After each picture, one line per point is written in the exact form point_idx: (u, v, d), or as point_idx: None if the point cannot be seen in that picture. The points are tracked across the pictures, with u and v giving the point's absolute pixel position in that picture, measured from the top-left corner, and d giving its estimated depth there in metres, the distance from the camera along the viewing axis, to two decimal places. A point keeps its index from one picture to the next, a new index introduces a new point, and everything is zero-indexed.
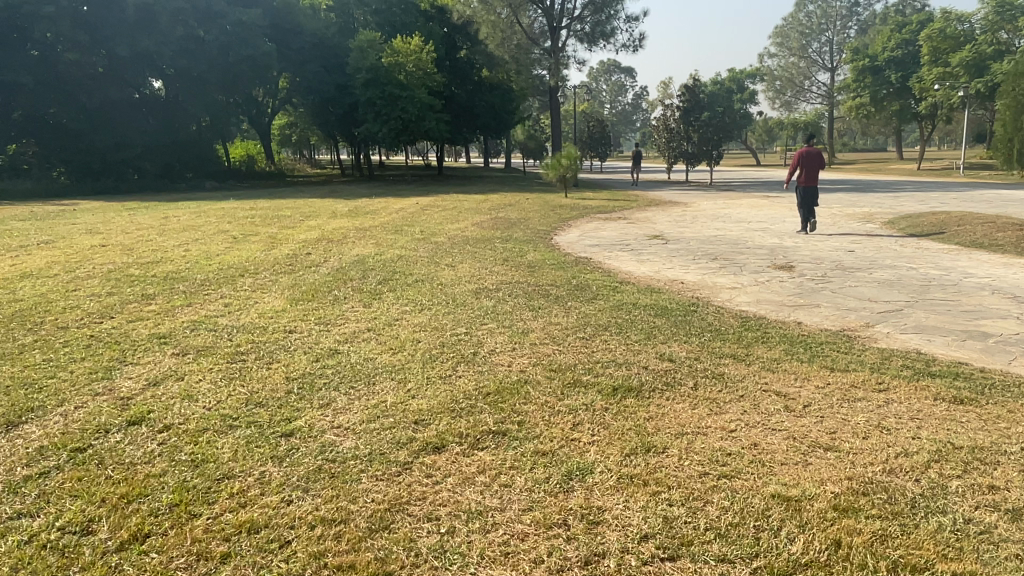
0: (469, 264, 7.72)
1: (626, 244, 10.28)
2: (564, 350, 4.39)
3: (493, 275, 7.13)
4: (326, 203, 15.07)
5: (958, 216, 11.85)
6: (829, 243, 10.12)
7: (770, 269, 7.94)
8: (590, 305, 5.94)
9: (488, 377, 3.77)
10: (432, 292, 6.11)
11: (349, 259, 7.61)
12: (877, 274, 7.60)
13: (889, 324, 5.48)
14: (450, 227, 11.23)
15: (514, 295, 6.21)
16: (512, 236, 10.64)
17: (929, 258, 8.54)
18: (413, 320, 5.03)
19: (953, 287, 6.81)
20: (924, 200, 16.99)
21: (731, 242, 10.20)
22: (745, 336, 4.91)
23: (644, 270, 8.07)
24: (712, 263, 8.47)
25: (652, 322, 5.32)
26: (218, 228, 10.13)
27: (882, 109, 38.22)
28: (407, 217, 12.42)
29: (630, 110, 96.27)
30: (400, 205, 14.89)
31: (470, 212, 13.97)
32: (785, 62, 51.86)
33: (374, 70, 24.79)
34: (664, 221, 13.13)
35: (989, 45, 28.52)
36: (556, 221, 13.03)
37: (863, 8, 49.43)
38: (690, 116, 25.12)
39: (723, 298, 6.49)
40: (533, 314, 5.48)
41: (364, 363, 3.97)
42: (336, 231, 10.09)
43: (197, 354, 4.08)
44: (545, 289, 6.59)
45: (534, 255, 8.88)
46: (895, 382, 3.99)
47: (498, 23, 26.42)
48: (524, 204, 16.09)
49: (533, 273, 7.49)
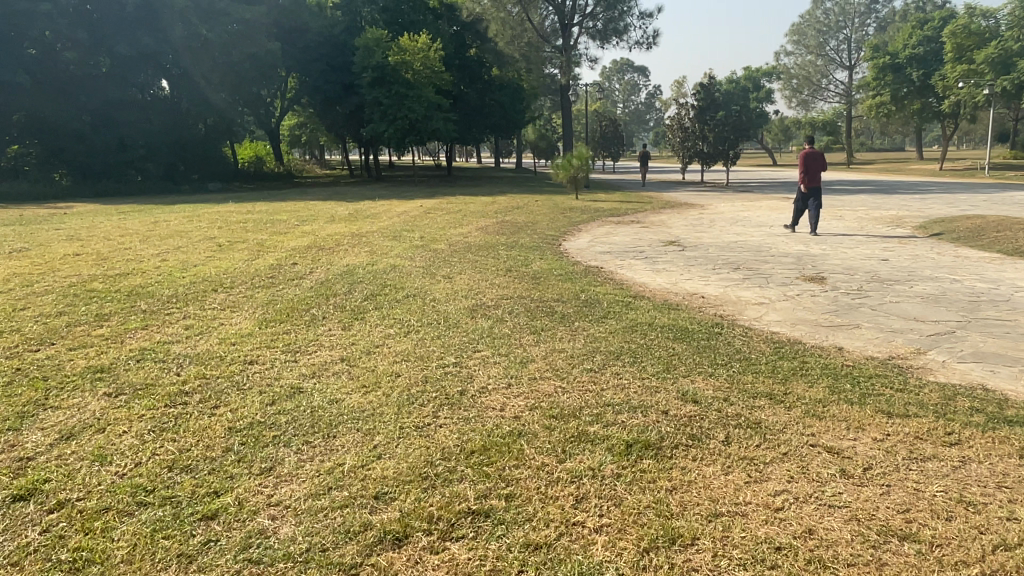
0: (467, 276, 7.05)
1: (639, 251, 9.59)
2: (568, 388, 3.70)
3: (494, 289, 6.47)
4: (326, 205, 14.47)
5: (997, 219, 11.04)
6: (858, 250, 9.40)
7: (798, 281, 7.24)
8: (599, 325, 5.26)
9: (474, 428, 3.11)
10: (423, 310, 5.46)
11: (337, 270, 6.98)
12: (918, 287, 6.87)
13: (943, 349, 4.76)
14: (452, 232, 10.60)
15: (514, 313, 5.54)
16: (518, 242, 9.98)
17: (972, 269, 7.81)
18: (396, 347, 4.37)
19: (1006, 303, 6.08)
20: (952, 203, 16.14)
21: (752, 249, 9.50)
22: (778, 368, 4.22)
23: (660, 281, 7.40)
24: (734, 273, 7.79)
25: (671, 348, 4.63)
26: (205, 235, 9.55)
27: (903, 108, 37.19)
28: (407, 221, 11.83)
29: (643, 110, 95.48)
30: (403, 208, 14.29)
31: (475, 215, 13.33)
32: (801, 60, 50.94)
33: (381, 69, 24.16)
34: (680, 225, 12.42)
35: (1016, 41, 27.12)
36: (565, 225, 12.41)
37: (882, 4, 48.35)
38: (705, 115, 24.40)
39: (750, 317, 5.80)
40: (536, 337, 4.81)
41: (327, 407, 3.32)
42: (330, 236, 9.48)
43: (132, 395, 3.44)
44: (548, 305, 5.92)
45: (541, 263, 8.24)
46: (968, 432, 3.27)
47: (508, 20, 25.92)
48: (532, 206, 15.42)
49: (537, 284, 6.83)
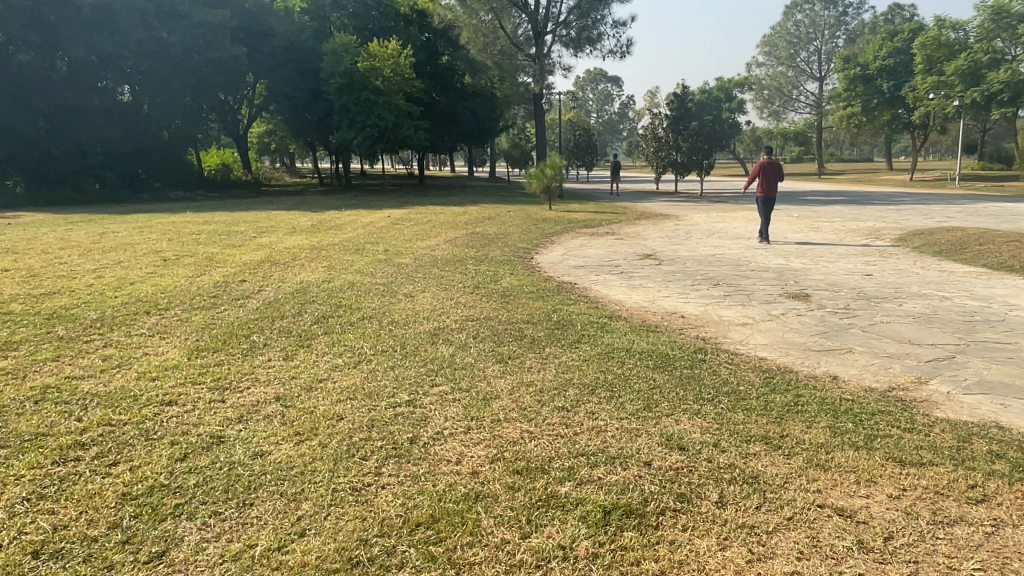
0: (431, 294, 6.55)
1: (615, 265, 9.18)
2: (536, 434, 3.21)
3: (459, 309, 5.98)
4: (289, 216, 13.92)
5: (977, 232, 10.82)
6: (841, 264, 9.06)
7: (782, 299, 6.86)
8: (571, 351, 4.78)
9: (424, 490, 2.60)
10: (379, 335, 4.94)
11: (288, 288, 6.43)
12: (908, 305, 6.51)
13: (946, 379, 4.37)
14: (419, 245, 10.09)
15: (478, 338, 5.03)
16: (487, 255, 9.51)
17: (959, 284, 7.50)
18: (342, 382, 3.85)
19: (1002, 323, 5.74)
20: (928, 214, 16.03)
21: (731, 263, 9.13)
22: (771, 405, 3.77)
23: (636, 299, 6.98)
24: (715, 290, 7.38)
25: (651, 380, 4.18)
26: (151, 248, 8.96)
27: (873, 119, 37.48)
28: (372, 233, 11.31)
29: (617, 120, 95.75)
30: (369, 219, 13.77)
31: (445, 226, 12.86)
32: (773, 71, 51.34)
33: (349, 75, 23.55)
34: (655, 238, 12.06)
35: (985, 53, 27.32)
36: (538, 237, 11.98)
37: (851, 16, 48.83)
38: (678, 124, 24.16)
39: (735, 340, 5.38)
40: (502, 368, 4.30)
41: (248, 464, 2.80)
42: (288, 250, 8.93)
43: (16, 450, 2.89)
44: (516, 327, 5.43)
45: (511, 279, 7.78)
46: (994, 484, 2.83)
47: (480, 28, 25.56)
48: (504, 217, 15.00)
49: (506, 304, 6.35)
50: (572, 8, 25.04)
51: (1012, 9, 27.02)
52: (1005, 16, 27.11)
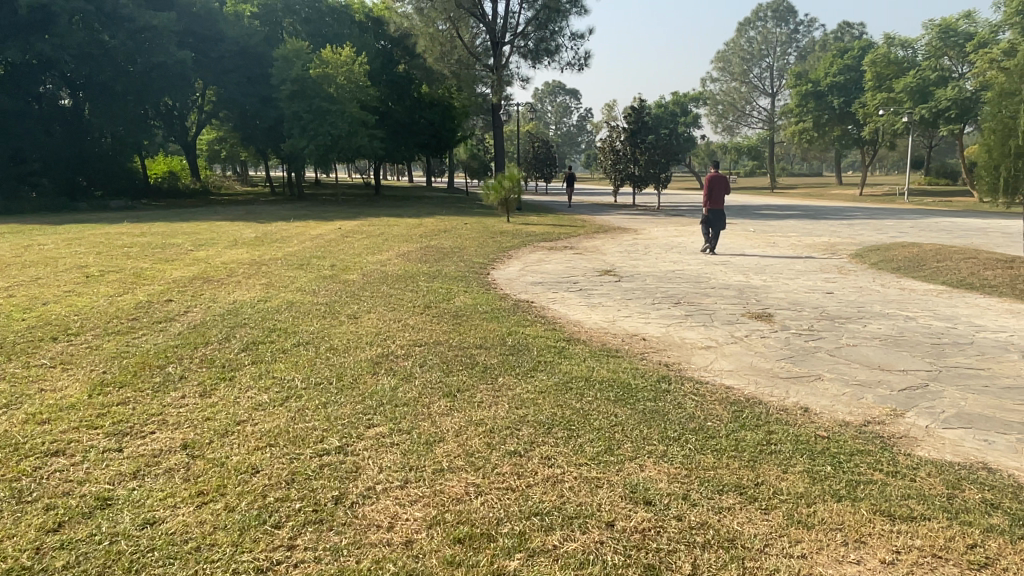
0: (376, 315, 6.09)
1: (573, 282, 8.85)
2: (483, 488, 2.81)
3: (406, 332, 5.53)
4: (233, 228, 13.32)
5: (934, 248, 10.82)
6: (802, 281, 8.89)
7: (745, 319, 6.59)
8: (526, 382, 4.37)
9: (344, 570, 2.19)
10: (313, 364, 4.48)
11: (219, 310, 5.93)
12: (873, 326, 6.30)
13: (923, 411, 4.10)
14: (369, 260, 9.62)
15: (425, 367, 4.59)
16: (440, 271, 9.11)
17: (923, 303, 7.36)
18: (263, 425, 3.40)
19: (970, 347, 5.54)
20: (882, 229, 16.17)
21: (691, 280, 8.88)
22: (743, 445, 3.41)
23: (595, 320, 6.63)
24: (675, 309, 7.09)
25: (611, 416, 3.79)
26: (75, 263, 8.34)
27: (824, 134, 38.26)
28: (321, 246, 10.81)
29: (575, 133, 96.57)
30: (319, 231, 13.24)
31: (398, 239, 12.41)
32: (727, 86, 52.22)
33: (300, 82, 22.87)
34: (614, 252, 11.80)
35: (933, 71, 28.20)
36: (494, 251, 11.63)
37: (802, 34, 50.47)
38: (636, 138, 24.11)
39: (698, 366, 5.06)
40: (450, 403, 3.86)
41: (133, 537, 2.39)
42: (225, 266, 8.38)
43: None
44: (466, 353, 5.00)
45: (464, 297, 7.37)
46: (996, 544, 2.53)
47: (436, 37, 25.04)
48: (459, 229, 14.62)
49: (457, 326, 5.91)
50: (529, 19, 24.84)
51: (959, 28, 28.11)
52: (953, 35, 28.25)
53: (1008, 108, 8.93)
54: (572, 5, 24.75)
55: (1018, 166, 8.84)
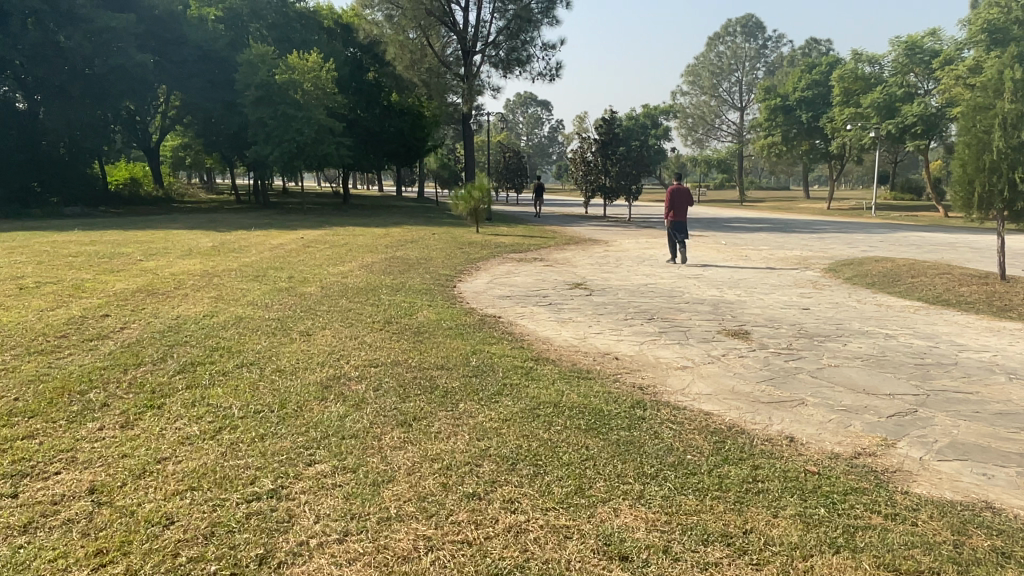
0: (331, 332, 5.67)
1: (542, 295, 8.53)
2: (434, 544, 2.44)
3: (362, 352, 5.12)
4: (189, 237, 12.79)
5: (907, 263, 10.71)
6: (778, 296, 8.67)
7: (721, 337, 6.31)
8: (489, 409, 3.99)
9: None
10: (256, 390, 4.06)
11: (159, 326, 5.48)
12: (854, 345, 6.05)
13: (914, 440, 3.83)
14: (329, 271, 9.19)
15: (379, 391, 4.19)
16: (404, 283, 8.72)
17: (901, 321, 7.17)
18: (186, 465, 3.00)
19: (954, 368, 5.32)
20: (852, 243, 16.15)
21: (665, 294, 8.61)
22: (727, 484, 3.09)
23: (565, 337, 6.30)
24: (649, 326, 6.78)
25: (582, 448, 3.44)
26: (12, 273, 7.80)
27: (793, 148, 38.64)
28: (280, 256, 10.37)
29: (546, 145, 96.89)
30: (279, 240, 12.77)
31: (362, 250, 12.00)
32: (697, 100, 52.67)
33: (266, 87, 22.31)
34: (585, 265, 11.52)
35: (900, 87, 28.54)
36: (462, 263, 11.29)
37: (771, 50, 51.11)
38: (607, 150, 23.93)
39: (674, 388, 4.75)
40: (404, 435, 3.47)
41: None
42: (173, 277, 7.91)
43: None
44: (425, 375, 4.61)
45: (427, 312, 6.99)
46: None
47: (406, 44, 24.72)
48: (427, 239, 14.23)
49: (418, 344, 5.51)
50: (501, 28, 24.63)
51: (924, 45, 28.47)
52: (919, 52, 28.55)
53: (982, 122, 8.84)
54: (543, 15, 24.61)
55: (992, 181, 8.75)
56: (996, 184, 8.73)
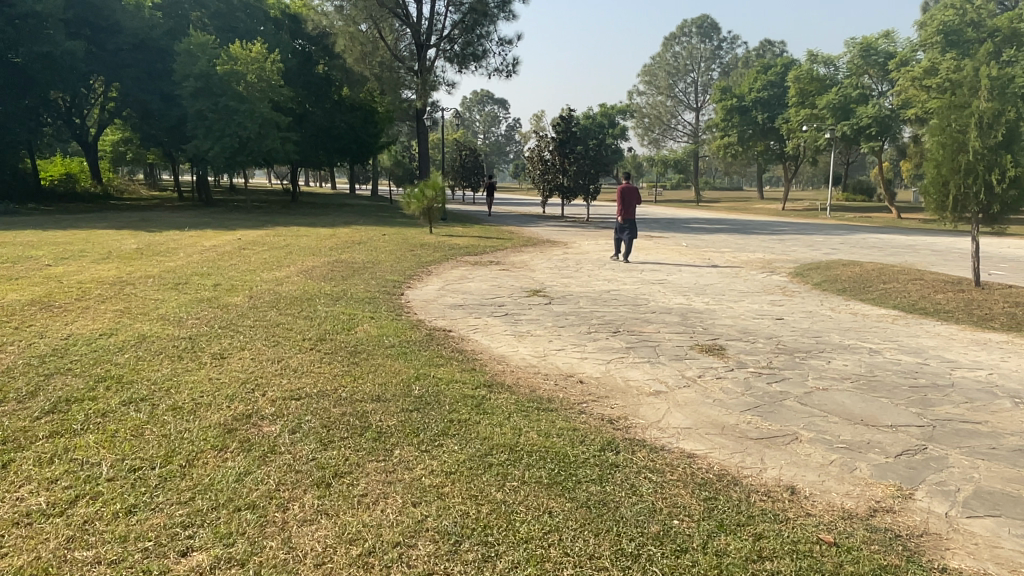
0: (250, 355, 4.87)
1: (497, 304, 7.83)
2: None
3: (282, 380, 4.34)
4: (113, 238, 11.70)
5: (875, 268, 10.33)
6: (748, 304, 8.13)
7: (694, 354, 5.70)
8: (430, 457, 3.26)
9: None
10: (140, 439, 3.29)
11: (41, 349, 4.63)
12: (838, 362, 5.51)
13: (933, 489, 3.22)
14: (263, 278, 8.34)
15: (297, 436, 3.43)
16: (346, 291, 7.93)
17: (882, 333, 6.69)
18: (13, 562, 2.25)
19: (952, 390, 4.79)
20: (814, 246, 15.84)
21: (629, 303, 7.99)
22: (727, 568, 2.44)
23: (524, 354, 5.62)
24: (615, 340, 6.12)
25: (545, 515, 2.75)
26: None
27: (748, 149, 38.76)
28: (210, 261, 9.48)
29: (503, 144, 96.27)
30: (213, 241, 11.81)
31: (303, 252, 11.14)
32: (653, 100, 52.66)
33: (205, 78, 21.14)
34: (544, 269, 10.85)
35: (854, 89, 28.63)
36: (412, 266, 10.54)
37: (725, 51, 51.42)
38: (564, 148, 23.37)
39: (648, 421, 4.09)
40: (318, 502, 2.74)
41: None
42: (79, 286, 6.98)
43: None
44: (356, 411, 3.84)
45: (368, 325, 6.21)
46: None
47: (357, 37, 23.77)
48: (376, 241, 13.41)
49: (353, 369, 4.73)
50: (456, 22, 23.85)
51: (878, 47, 28.75)
52: (873, 53, 28.79)
53: (956, 121, 8.43)
54: (499, 10, 23.90)
55: (967, 183, 8.34)
56: (972, 187, 8.30)
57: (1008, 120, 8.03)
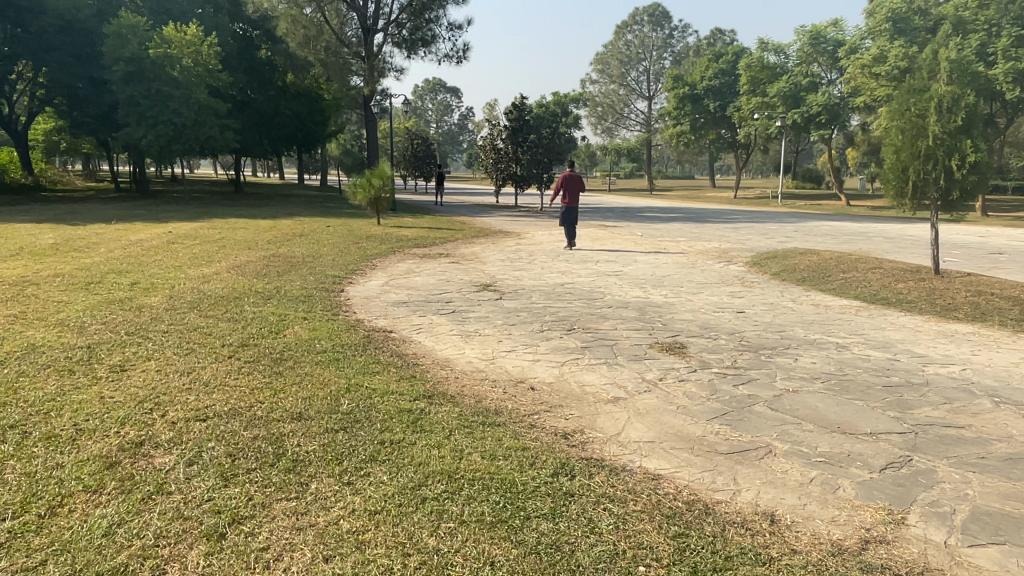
0: (156, 367, 4.29)
1: (444, 300, 7.32)
2: None
3: (189, 398, 3.77)
4: (28, 232, 10.79)
5: (833, 256, 10.13)
6: (708, 297, 7.78)
7: (654, 353, 5.30)
8: (352, 493, 2.76)
9: None
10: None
11: None
12: (806, 359, 5.17)
13: (927, 512, 2.85)
14: (189, 275, 7.65)
15: (192, 471, 2.88)
16: (280, 288, 7.31)
17: (845, 325, 6.41)
18: None
19: (927, 389, 4.48)
20: (768, 234, 15.69)
21: (584, 297, 7.56)
22: None
23: (470, 357, 5.14)
24: (569, 340, 5.68)
25: (486, 567, 2.28)
26: None
27: (699, 138, 38.88)
28: (133, 257, 8.72)
29: (456, 132, 95.24)
30: (140, 235, 10.99)
31: (238, 246, 10.43)
32: (606, 89, 52.51)
33: (137, 62, 20.00)
34: (495, 261, 10.36)
35: (805, 77, 28.76)
36: (356, 259, 9.95)
37: (677, 39, 51.44)
38: (517, 136, 22.88)
39: (607, 435, 3.65)
40: (206, 564, 2.23)
41: None
42: None
43: None
44: (270, 435, 3.30)
45: (300, 328, 5.64)
46: None
47: (300, 20, 22.85)
48: (320, 233, 12.72)
49: (274, 381, 4.17)
50: (404, 6, 23.10)
51: (827, 35, 28.99)
52: (822, 42, 28.99)
53: (916, 105, 8.22)
54: None
55: (927, 169, 8.12)
56: (931, 172, 8.10)
57: (968, 103, 7.90)
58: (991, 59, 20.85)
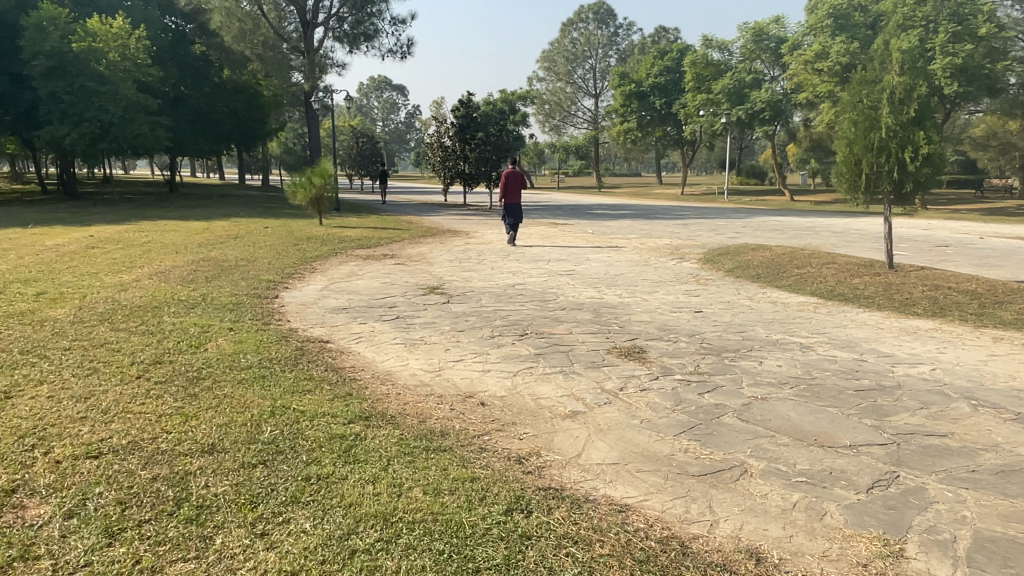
0: (46, 392, 3.71)
1: (386, 305, 6.83)
2: None
3: (82, 429, 3.24)
4: None
5: (785, 252, 9.98)
6: (663, 297, 7.47)
7: (613, 360, 4.93)
8: (264, 549, 2.29)
9: None
10: None
11: None
12: (771, 363, 4.88)
13: (926, 541, 2.53)
14: (105, 284, 6.97)
15: (67, 529, 2.37)
16: (207, 296, 6.70)
17: (807, 323, 6.16)
18: None
19: (902, 393, 4.22)
20: (718, 230, 15.57)
21: (536, 299, 7.17)
22: None
23: (413, 368, 4.69)
24: (521, 347, 5.27)
25: None
26: None
27: (646, 135, 39.01)
28: (43, 264, 7.95)
29: (403, 131, 94.04)
30: (56, 240, 10.15)
31: (166, 250, 9.71)
32: (552, 86, 52.35)
33: (58, 55, 18.86)
34: (442, 262, 9.89)
35: (748, 74, 28.98)
36: (294, 262, 9.36)
37: (622, 37, 51.62)
38: (464, 133, 22.39)
39: (567, 457, 3.26)
40: None
41: None
42: None
43: None
44: (171, 475, 2.80)
45: (224, 340, 5.09)
46: None
47: (235, 13, 21.89)
48: (256, 235, 12.03)
49: (185, 405, 3.63)
50: None
51: (769, 32, 29.31)
52: (765, 38, 29.28)
53: (868, 97, 8.07)
54: None
55: (880, 161, 7.99)
56: (884, 165, 7.97)
57: (920, 94, 7.79)
58: (929, 55, 21.33)
